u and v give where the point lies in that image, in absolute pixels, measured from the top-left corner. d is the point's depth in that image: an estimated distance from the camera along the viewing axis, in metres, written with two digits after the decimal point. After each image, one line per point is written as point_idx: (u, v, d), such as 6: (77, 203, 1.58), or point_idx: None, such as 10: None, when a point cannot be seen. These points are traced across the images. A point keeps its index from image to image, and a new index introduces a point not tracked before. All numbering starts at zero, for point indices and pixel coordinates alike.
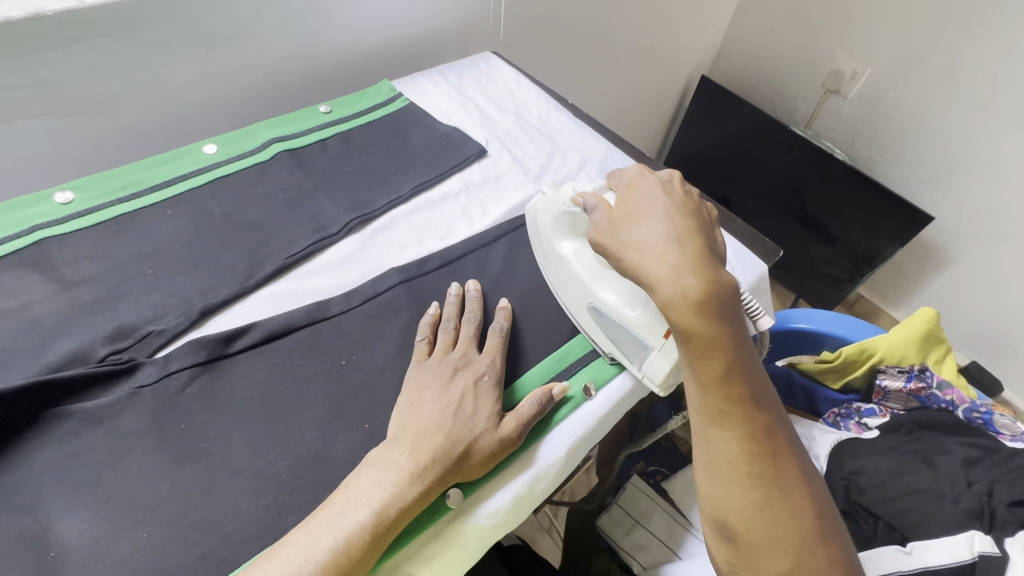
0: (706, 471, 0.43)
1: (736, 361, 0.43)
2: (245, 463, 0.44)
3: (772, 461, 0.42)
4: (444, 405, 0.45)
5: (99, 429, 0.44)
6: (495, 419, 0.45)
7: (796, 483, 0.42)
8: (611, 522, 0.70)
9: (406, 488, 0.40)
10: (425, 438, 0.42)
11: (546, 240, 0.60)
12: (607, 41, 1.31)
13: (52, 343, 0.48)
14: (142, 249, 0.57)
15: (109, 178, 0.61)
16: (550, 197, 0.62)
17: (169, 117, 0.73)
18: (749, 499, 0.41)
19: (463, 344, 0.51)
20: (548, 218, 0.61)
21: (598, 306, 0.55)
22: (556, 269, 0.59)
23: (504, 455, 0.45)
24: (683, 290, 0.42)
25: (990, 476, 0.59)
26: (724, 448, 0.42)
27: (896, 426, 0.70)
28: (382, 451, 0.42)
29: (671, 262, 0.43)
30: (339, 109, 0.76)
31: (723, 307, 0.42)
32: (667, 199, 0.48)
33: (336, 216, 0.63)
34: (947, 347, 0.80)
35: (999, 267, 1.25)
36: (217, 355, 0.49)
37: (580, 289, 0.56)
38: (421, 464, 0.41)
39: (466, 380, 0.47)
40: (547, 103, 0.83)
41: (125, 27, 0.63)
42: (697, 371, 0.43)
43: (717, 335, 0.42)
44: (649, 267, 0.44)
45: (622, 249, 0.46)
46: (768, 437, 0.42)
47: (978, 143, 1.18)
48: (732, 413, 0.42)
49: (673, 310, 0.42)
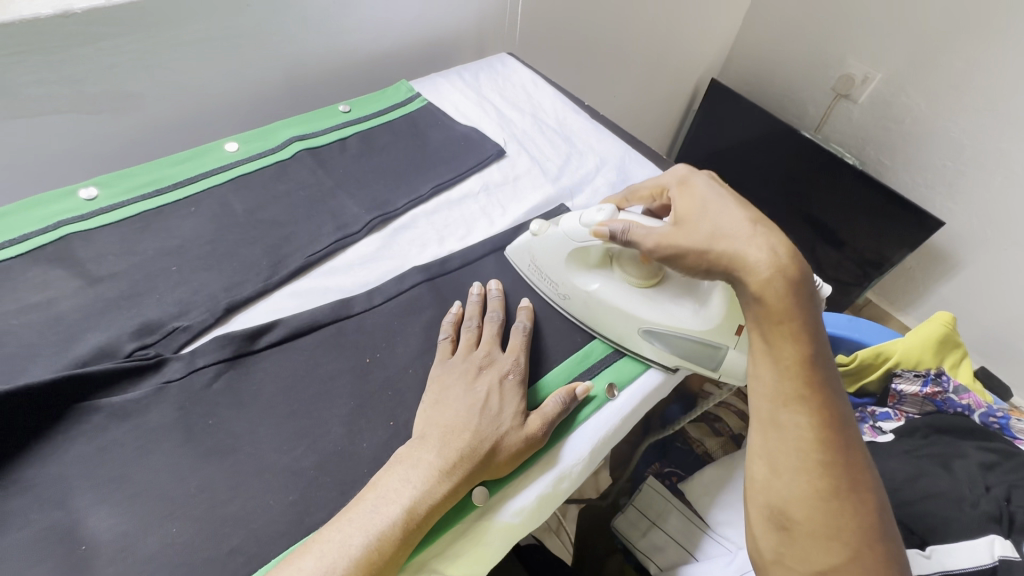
0: (771, 457, 0.44)
1: (817, 347, 0.44)
2: (272, 459, 0.44)
3: (841, 451, 0.43)
4: (470, 404, 0.45)
5: (127, 424, 0.45)
6: (521, 417, 0.46)
7: (860, 476, 0.43)
8: (627, 523, 0.70)
9: (435, 485, 0.40)
10: (452, 435, 0.43)
11: (563, 284, 0.57)
12: (619, 43, 1.31)
13: (79, 337, 0.48)
14: (165, 245, 0.57)
15: (133, 174, 0.62)
16: (547, 237, 0.57)
17: (189, 116, 0.74)
18: (816, 486, 0.42)
19: (486, 343, 0.51)
20: (558, 258, 0.57)
21: (651, 327, 0.54)
22: (588, 308, 0.56)
23: (530, 453, 0.45)
24: (778, 272, 0.43)
25: (1008, 481, 0.59)
26: (797, 433, 0.43)
27: (912, 430, 0.70)
28: (410, 449, 0.42)
29: (765, 246, 0.44)
30: (358, 109, 0.76)
31: (808, 294, 0.45)
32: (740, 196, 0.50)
33: (357, 215, 0.63)
34: (963, 351, 0.79)
35: (1010, 272, 1.25)
36: (243, 352, 0.50)
37: (626, 318, 0.54)
38: (449, 461, 0.41)
39: (491, 378, 0.47)
40: (564, 104, 0.83)
41: (150, 25, 0.63)
42: (780, 351, 0.44)
43: (804, 319, 0.44)
44: (740, 250, 0.45)
45: (701, 236, 0.46)
46: (839, 427, 0.43)
47: (990, 149, 1.18)
48: (810, 398, 0.43)
49: (767, 289, 0.43)
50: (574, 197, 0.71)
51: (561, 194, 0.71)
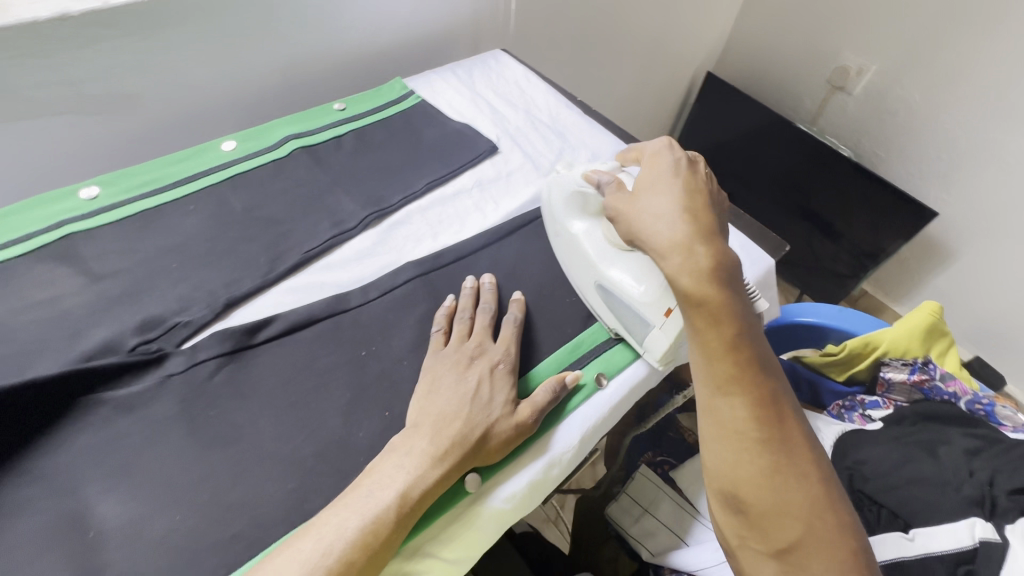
0: (712, 441, 0.43)
1: (742, 328, 0.44)
2: (272, 449, 0.46)
3: (780, 429, 0.42)
4: (461, 392, 0.46)
5: (132, 416, 0.46)
6: (511, 405, 0.47)
7: (802, 451, 0.42)
8: (619, 511, 0.71)
9: (427, 471, 0.41)
10: (444, 423, 0.44)
11: (558, 222, 0.62)
12: (614, 37, 1.31)
13: (84, 333, 0.50)
14: (166, 243, 0.58)
15: (133, 173, 0.63)
16: (565, 178, 0.64)
17: (188, 115, 0.75)
18: (757, 465, 0.41)
19: (479, 334, 0.52)
20: (561, 197, 0.63)
21: (604, 283, 0.57)
22: (567, 248, 0.61)
23: (520, 439, 0.47)
24: (691, 256, 0.45)
25: (992, 466, 0.61)
26: (732, 416, 0.43)
27: (899, 418, 0.72)
28: (404, 437, 0.44)
29: (683, 230, 0.46)
30: (354, 106, 0.77)
31: (727, 277, 0.45)
32: (686, 176, 0.50)
33: (353, 211, 0.64)
34: (950, 340, 0.81)
35: (1004, 262, 1.26)
36: (242, 346, 0.51)
37: (589, 267, 0.58)
38: (441, 448, 0.43)
39: (482, 368, 0.49)
40: (557, 100, 0.84)
41: (148, 26, 0.64)
42: (703, 337, 0.44)
43: (723, 302, 0.44)
44: (660, 233, 0.47)
45: (635, 215, 0.50)
46: (775, 404, 0.43)
47: (983, 139, 1.18)
48: (739, 379, 0.43)
49: (682, 276, 0.45)
50: None
51: None
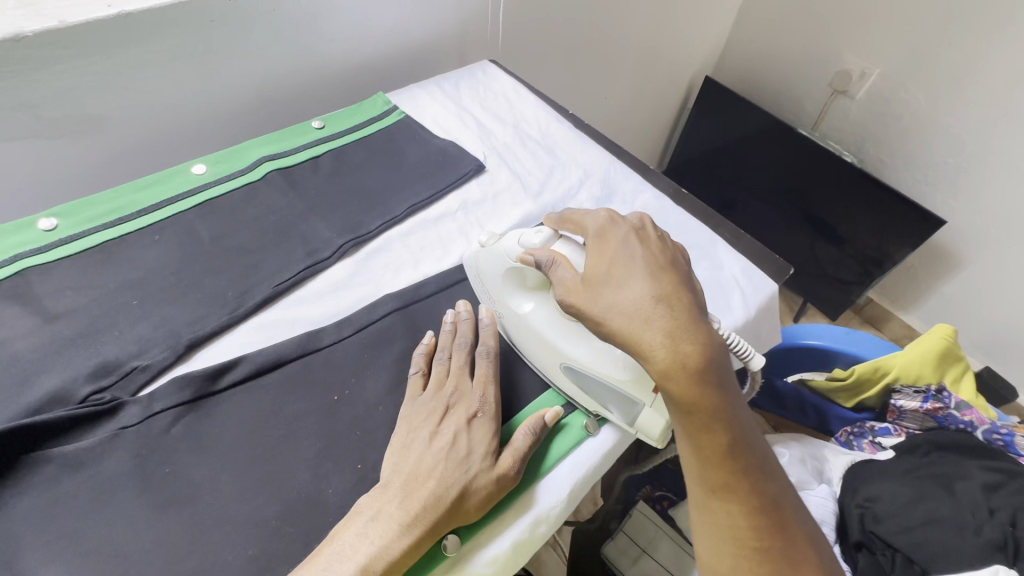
0: (709, 545, 0.41)
1: (737, 430, 0.40)
2: (233, 509, 0.42)
3: (777, 534, 0.40)
4: (436, 447, 0.42)
5: (80, 475, 0.42)
6: (491, 458, 0.43)
7: (800, 544, 0.41)
8: (616, 551, 0.66)
9: (394, 540, 0.38)
10: (415, 484, 0.40)
11: (500, 303, 0.53)
12: (608, 43, 1.28)
13: (32, 381, 0.46)
14: (128, 277, 0.55)
15: (93, 202, 0.59)
16: (490, 251, 0.54)
17: (158, 136, 0.72)
18: (759, 571, 0.40)
19: (456, 375, 0.48)
20: (495, 275, 0.53)
21: (573, 365, 0.49)
22: (520, 333, 0.52)
23: (501, 495, 0.43)
24: (678, 363, 0.38)
25: (1013, 504, 0.57)
26: (730, 525, 0.40)
27: (912, 446, 0.68)
28: (371, 499, 0.40)
29: (665, 329, 0.39)
30: (332, 124, 0.73)
31: (719, 374, 0.40)
32: (652, 252, 0.44)
33: (329, 239, 0.60)
34: (965, 365, 0.77)
35: (1015, 271, 1.21)
36: (204, 392, 0.47)
37: (549, 349, 0.50)
38: (410, 513, 0.39)
39: (459, 417, 0.45)
40: (547, 114, 0.80)
41: (109, 45, 0.61)
42: (698, 444, 0.40)
43: (716, 409, 0.39)
44: (639, 334, 0.39)
45: (603, 311, 0.41)
46: (772, 503, 0.41)
47: (991, 145, 1.14)
48: (736, 484, 0.40)
49: (669, 385, 0.39)
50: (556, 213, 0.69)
51: (543, 210, 0.69)
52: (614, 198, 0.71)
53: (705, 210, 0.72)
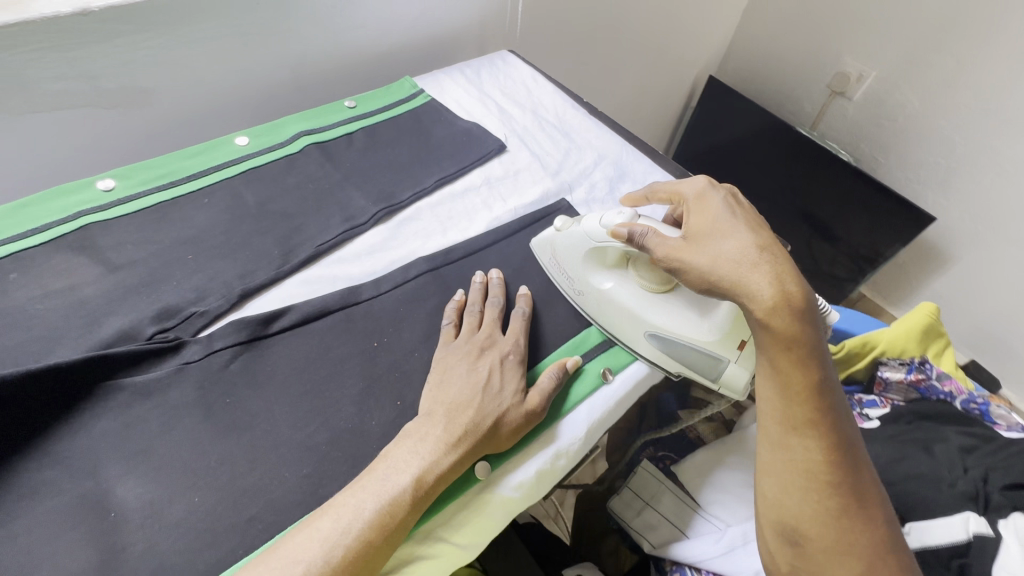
0: (781, 476, 0.51)
1: (822, 376, 0.50)
2: (287, 435, 0.47)
3: (847, 472, 0.50)
4: (473, 382, 0.47)
5: (150, 402, 0.47)
6: (521, 394, 0.49)
7: (865, 488, 0.50)
8: (621, 504, 0.72)
9: (442, 457, 0.43)
10: (457, 412, 0.45)
11: (578, 280, 0.59)
12: (619, 39, 1.33)
13: (102, 321, 0.51)
14: (181, 235, 0.60)
15: (148, 166, 0.64)
16: (568, 232, 0.60)
17: (200, 111, 0.76)
18: (824, 503, 0.49)
19: (487, 326, 0.54)
20: (574, 254, 0.59)
21: (658, 332, 0.56)
22: (598, 308, 0.59)
23: (529, 427, 0.48)
24: (786, 306, 0.49)
25: (985, 464, 0.63)
26: (805, 455, 0.50)
27: (896, 416, 0.74)
28: (418, 424, 0.45)
29: (768, 278, 0.49)
30: (364, 104, 0.78)
31: (812, 325, 0.50)
32: (748, 215, 0.54)
33: (364, 207, 0.65)
34: (946, 342, 0.83)
35: (1000, 267, 1.28)
36: (257, 335, 0.52)
37: (635, 320, 0.57)
38: (455, 436, 0.44)
39: (492, 359, 0.50)
40: (563, 101, 0.86)
41: (164, 22, 0.66)
42: (789, 383, 0.50)
43: (808, 349, 0.50)
44: (751, 279, 0.49)
45: (710, 262, 0.51)
46: (843, 446, 0.50)
47: (980, 146, 1.20)
48: (816, 423, 0.50)
49: (777, 323, 0.49)
50: (573, 190, 0.74)
51: (560, 188, 0.74)
52: (627, 178, 0.76)
53: None
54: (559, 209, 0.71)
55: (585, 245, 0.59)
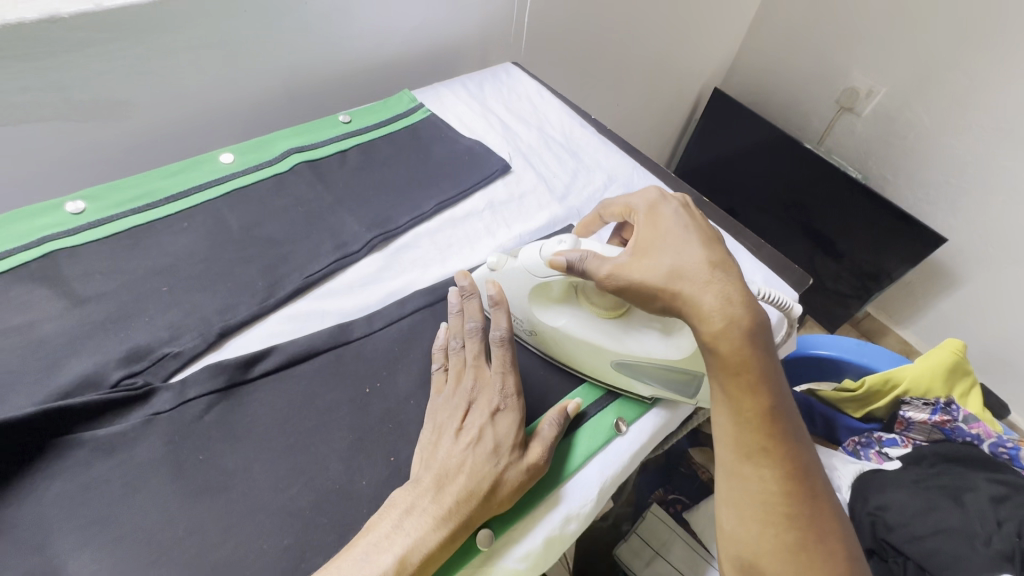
0: (735, 511, 0.42)
1: (777, 395, 0.42)
2: (266, 498, 0.42)
3: (807, 503, 0.42)
4: (462, 443, 0.42)
5: (113, 459, 0.42)
6: (518, 450, 0.44)
7: (828, 521, 0.42)
8: (630, 554, 0.67)
9: (430, 532, 0.38)
10: (447, 479, 0.41)
11: (528, 320, 0.53)
12: (624, 50, 1.29)
13: (61, 364, 0.46)
14: (156, 264, 0.54)
15: (122, 187, 0.59)
16: (506, 269, 0.52)
17: (183, 124, 0.71)
18: (784, 541, 0.41)
19: (473, 366, 0.47)
20: (519, 290, 0.52)
21: (624, 360, 0.50)
22: (556, 346, 0.53)
23: (532, 485, 0.44)
24: (733, 323, 0.40)
25: (1018, 516, 0.59)
26: (761, 486, 0.41)
27: (918, 457, 0.70)
28: (404, 492, 0.40)
29: (716, 291, 0.40)
30: (359, 119, 0.73)
31: (764, 337, 0.41)
32: (703, 226, 0.45)
33: (357, 233, 0.61)
34: (972, 380, 0.78)
35: (1012, 291, 1.24)
36: (236, 381, 0.47)
37: (598, 353, 0.51)
38: (445, 507, 0.39)
39: (483, 412, 0.44)
40: (570, 117, 0.81)
41: (142, 30, 0.61)
42: (740, 405, 0.41)
43: (762, 365, 0.41)
44: (696, 294, 0.41)
45: (661, 274, 0.42)
46: (803, 474, 0.42)
47: (994, 167, 1.17)
48: (773, 450, 0.41)
49: (724, 342, 0.40)
50: (581, 216, 0.69)
51: (568, 212, 0.69)
52: None
53: (724, 219, 0.73)
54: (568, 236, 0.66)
55: (527, 279, 0.51)
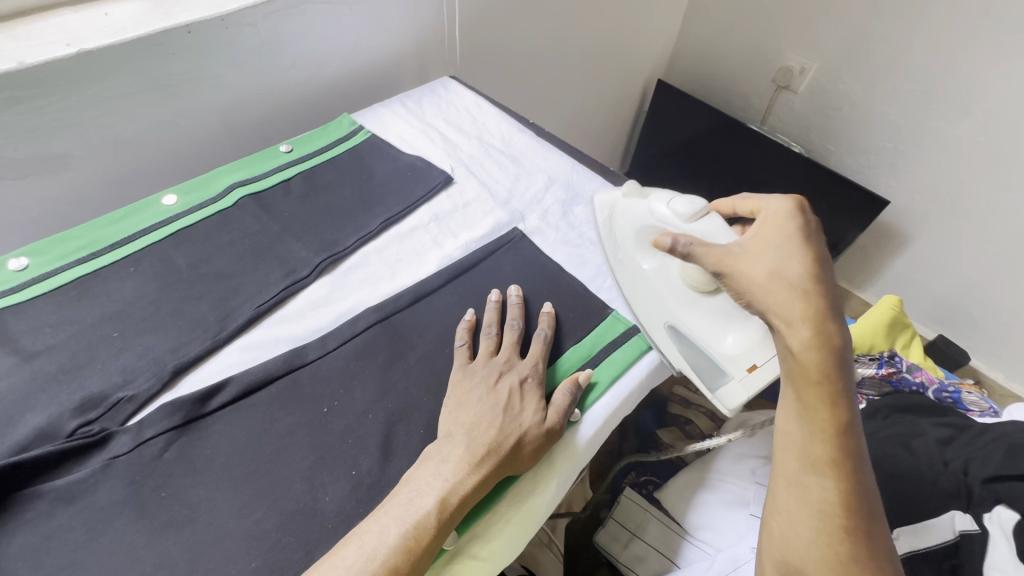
0: (792, 515, 0.46)
1: (849, 416, 0.45)
2: (231, 525, 0.43)
3: (865, 522, 0.44)
4: (492, 403, 0.49)
5: (74, 507, 0.42)
6: (539, 413, 0.49)
7: (882, 544, 0.44)
8: (608, 538, 0.69)
9: (464, 478, 0.44)
10: (478, 433, 0.46)
11: (623, 253, 0.64)
12: (562, 52, 1.32)
13: (15, 420, 0.46)
14: (106, 311, 0.55)
15: (66, 239, 0.59)
16: (631, 206, 0.65)
17: (122, 170, 0.72)
18: (836, 550, 0.43)
19: (506, 348, 0.54)
20: (629, 227, 0.64)
21: (676, 325, 0.59)
22: (633, 281, 0.63)
23: (550, 447, 0.49)
24: (819, 337, 0.45)
25: (964, 454, 0.62)
26: (821, 498, 0.44)
27: (873, 412, 0.73)
28: (438, 447, 0.46)
29: (811, 307, 0.45)
30: (301, 147, 0.75)
31: (846, 362, 0.45)
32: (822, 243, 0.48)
33: (306, 258, 0.62)
34: (912, 332, 0.86)
35: (955, 244, 1.30)
36: (193, 416, 0.48)
37: (661, 307, 0.60)
38: (477, 456, 0.45)
39: (511, 380, 0.51)
40: (508, 123, 0.84)
41: (69, 83, 0.61)
42: (813, 418, 0.45)
43: (840, 386, 0.45)
44: (794, 306, 0.45)
45: (763, 279, 0.47)
46: (866, 494, 0.45)
47: (922, 128, 1.23)
48: (838, 465, 0.44)
49: (808, 354, 0.45)
50: (525, 218, 0.71)
51: (512, 216, 0.71)
52: (580, 201, 0.74)
53: None
54: (512, 239, 0.67)
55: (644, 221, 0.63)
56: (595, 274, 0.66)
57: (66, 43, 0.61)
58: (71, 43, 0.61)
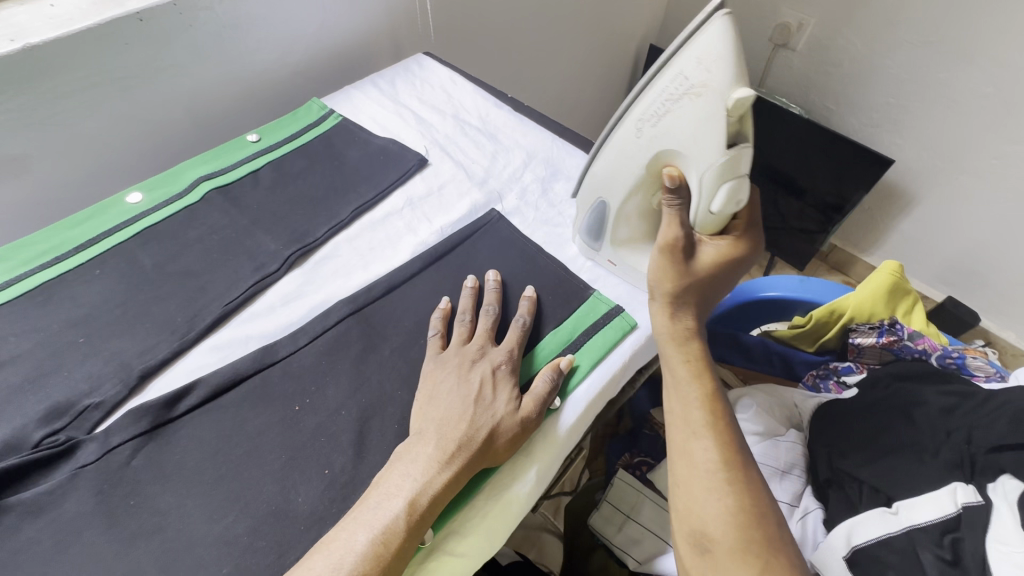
0: (686, 481, 0.48)
1: (719, 391, 0.52)
2: (201, 531, 0.42)
3: (745, 477, 0.47)
4: (464, 395, 0.47)
5: (41, 520, 0.41)
6: (514, 402, 0.48)
7: (766, 503, 0.46)
8: (601, 521, 0.67)
9: (434, 475, 0.42)
10: (449, 427, 0.45)
11: (655, 127, 0.52)
12: (546, 21, 1.26)
13: None
14: (71, 316, 0.53)
15: (29, 244, 0.58)
16: (696, 115, 0.49)
17: (87, 169, 0.70)
18: (727, 503, 0.45)
19: (480, 335, 0.52)
20: (685, 122, 0.50)
21: (608, 203, 0.59)
22: (627, 146, 0.55)
23: (528, 436, 0.48)
24: (686, 322, 0.55)
25: (968, 423, 0.59)
26: (706, 457, 0.48)
27: (874, 381, 0.71)
28: (410, 444, 0.44)
29: (692, 296, 0.55)
30: (269, 136, 0.72)
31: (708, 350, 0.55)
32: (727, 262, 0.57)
33: (275, 251, 0.60)
34: (914, 298, 0.83)
35: (963, 202, 1.25)
36: (161, 421, 0.47)
37: (620, 187, 0.57)
38: (447, 452, 0.43)
39: (485, 370, 0.49)
40: (485, 99, 0.80)
41: (16, 80, 0.58)
42: (690, 388, 0.52)
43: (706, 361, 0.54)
44: (680, 291, 0.54)
45: (676, 266, 0.54)
46: (743, 455, 0.49)
47: (928, 82, 1.17)
48: (716, 428, 0.49)
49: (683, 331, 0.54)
50: (503, 198, 0.69)
51: (490, 196, 0.68)
52: (560, 177, 0.71)
53: None
54: (490, 221, 0.65)
55: (701, 143, 0.50)
56: (577, 255, 0.64)
57: (10, 38, 0.58)
58: (16, 38, 0.58)
